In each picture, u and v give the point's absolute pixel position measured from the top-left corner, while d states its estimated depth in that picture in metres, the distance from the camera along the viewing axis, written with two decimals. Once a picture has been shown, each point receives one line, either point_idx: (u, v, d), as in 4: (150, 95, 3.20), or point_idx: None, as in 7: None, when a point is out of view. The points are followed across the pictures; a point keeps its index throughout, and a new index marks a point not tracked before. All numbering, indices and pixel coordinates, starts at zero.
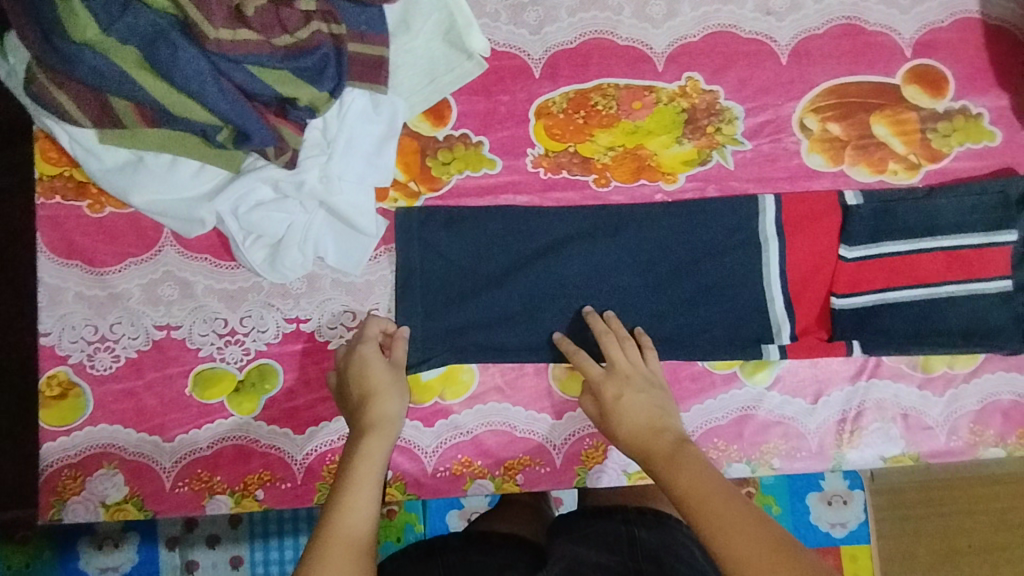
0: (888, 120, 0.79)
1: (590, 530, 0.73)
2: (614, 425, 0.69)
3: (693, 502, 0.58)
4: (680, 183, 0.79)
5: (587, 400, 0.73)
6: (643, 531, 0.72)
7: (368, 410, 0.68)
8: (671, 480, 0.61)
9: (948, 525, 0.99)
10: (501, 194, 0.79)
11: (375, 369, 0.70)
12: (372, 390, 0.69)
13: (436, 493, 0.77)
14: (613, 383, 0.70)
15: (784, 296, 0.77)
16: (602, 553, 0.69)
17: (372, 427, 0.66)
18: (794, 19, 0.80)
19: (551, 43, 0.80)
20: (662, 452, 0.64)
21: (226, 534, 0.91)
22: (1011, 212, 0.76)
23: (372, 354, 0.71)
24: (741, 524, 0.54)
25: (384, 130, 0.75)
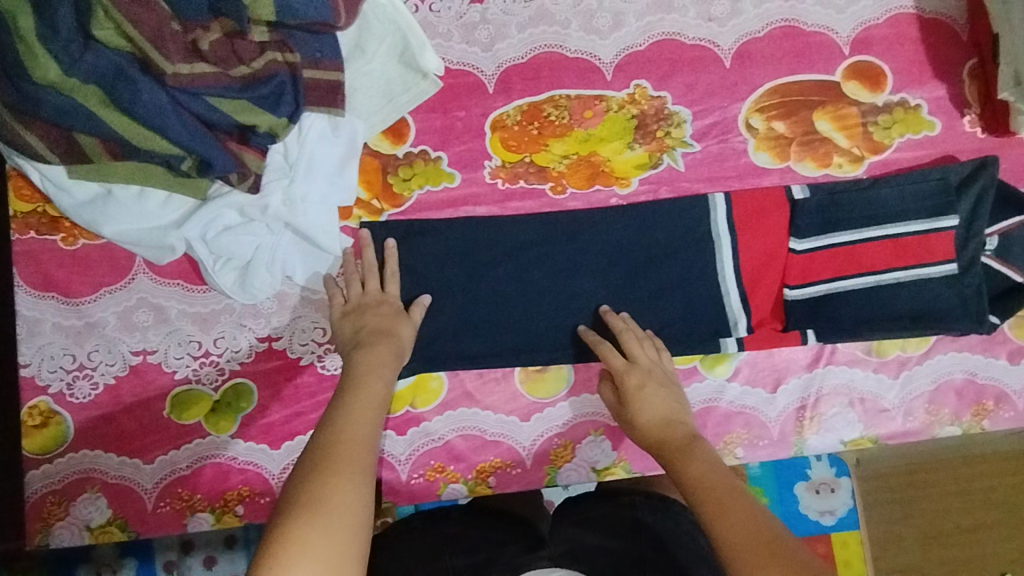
0: (830, 116, 0.82)
1: (595, 516, 0.78)
2: (631, 413, 0.72)
3: (704, 492, 0.61)
4: (634, 187, 0.82)
5: (607, 387, 0.76)
6: (648, 515, 0.77)
7: (375, 347, 0.71)
8: (684, 471, 0.64)
9: (935, 508, 1.01)
10: (461, 206, 0.81)
11: (398, 322, 0.75)
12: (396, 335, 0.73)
13: (412, 500, 0.80)
14: (635, 374, 0.73)
15: (739, 290, 0.80)
16: (604, 537, 0.76)
17: (371, 366, 0.68)
18: (735, 23, 0.83)
19: (503, 59, 0.83)
20: (676, 445, 0.68)
21: (223, 555, 0.91)
22: (952, 197, 0.78)
23: (397, 308, 0.76)
24: (750, 512, 0.57)
25: (344, 151, 0.78)
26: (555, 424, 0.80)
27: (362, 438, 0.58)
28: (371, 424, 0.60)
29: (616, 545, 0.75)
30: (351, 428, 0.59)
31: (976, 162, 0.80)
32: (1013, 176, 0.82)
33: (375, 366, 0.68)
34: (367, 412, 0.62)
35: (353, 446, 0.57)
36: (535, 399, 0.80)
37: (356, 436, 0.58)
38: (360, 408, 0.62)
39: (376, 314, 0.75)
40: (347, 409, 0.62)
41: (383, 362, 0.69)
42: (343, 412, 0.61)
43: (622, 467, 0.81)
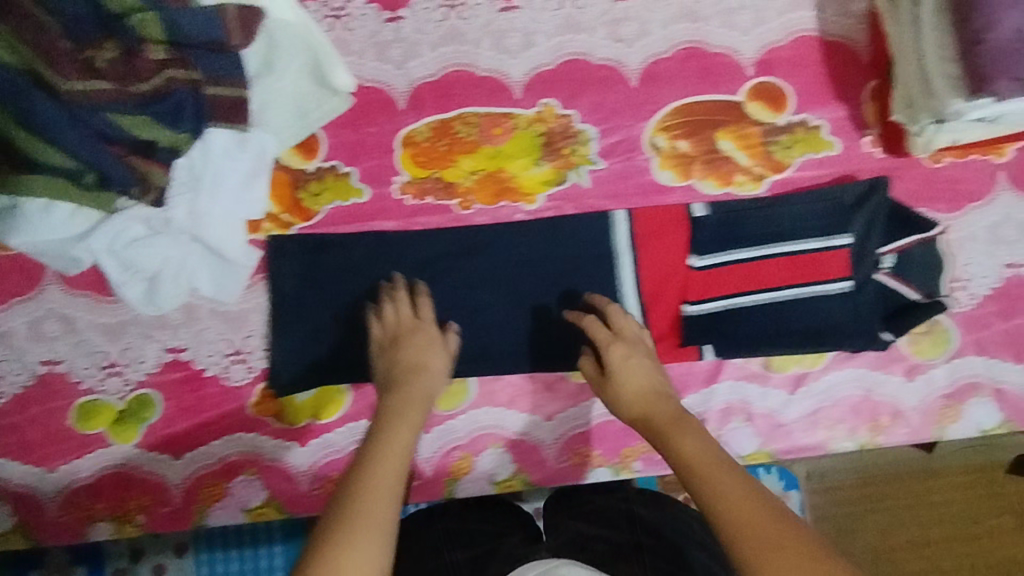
0: (732, 135, 0.84)
1: (591, 510, 0.76)
2: (616, 384, 0.71)
3: (703, 466, 0.58)
4: (540, 204, 0.84)
5: (588, 361, 0.76)
6: (642, 509, 0.75)
7: (415, 385, 0.72)
8: (677, 444, 0.62)
9: (887, 523, 1.02)
10: (369, 221, 0.83)
11: (432, 351, 0.75)
12: (428, 366, 0.74)
13: (312, 510, 0.80)
14: (621, 345, 0.73)
15: (639, 305, 0.81)
16: (599, 527, 0.73)
17: (412, 403, 0.70)
18: (642, 44, 0.85)
19: (414, 76, 0.84)
20: (665, 418, 0.66)
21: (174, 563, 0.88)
22: (844, 217, 0.81)
23: (433, 334, 0.76)
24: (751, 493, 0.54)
25: (250, 166, 0.80)
26: (457, 437, 0.82)
27: (382, 474, 0.60)
28: (397, 466, 0.61)
29: (614, 535, 0.72)
30: (376, 468, 0.61)
31: (869, 181, 0.81)
32: (912, 196, 0.83)
33: (403, 410, 0.69)
34: (397, 456, 0.62)
35: (376, 488, 0.58)
36: (436, 411, 0.81)
37: (383, 476, 0.60)
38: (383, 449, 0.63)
39: (411, 343, 0.75)
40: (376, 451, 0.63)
41: (418, 403, 0.70)
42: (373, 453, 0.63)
43: (521, 479, 0.83)
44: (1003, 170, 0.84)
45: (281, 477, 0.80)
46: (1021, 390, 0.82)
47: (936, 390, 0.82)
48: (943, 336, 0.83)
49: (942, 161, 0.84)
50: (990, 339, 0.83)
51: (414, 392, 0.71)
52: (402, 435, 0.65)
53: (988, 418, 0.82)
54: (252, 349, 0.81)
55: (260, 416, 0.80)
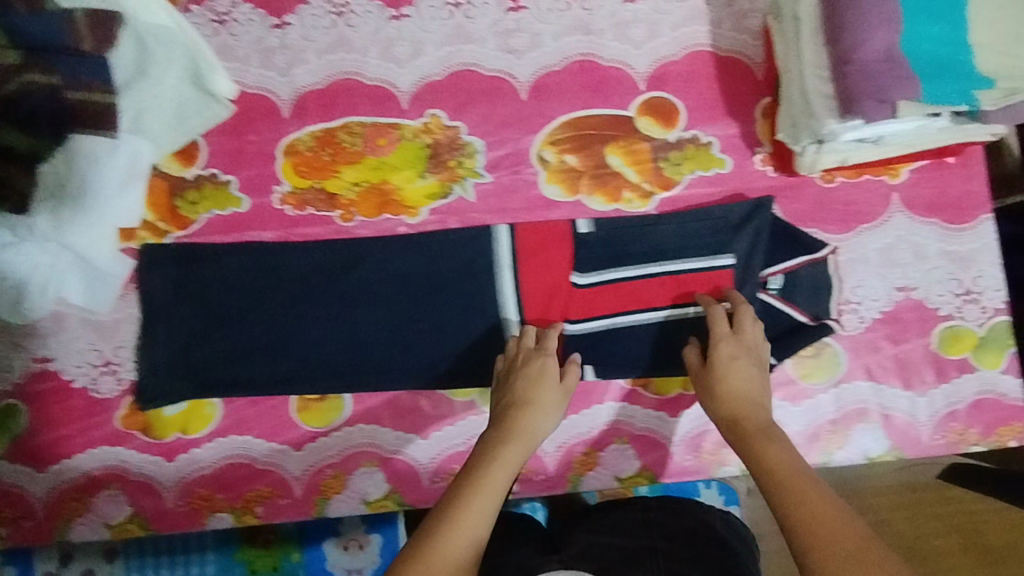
0: (622, 151, 0.82)
1: (604, 521, 0.86)
2: (721, 382, 0.70)
3: (787, 478, 0.60)
4: (423, 217, 0.82)
5: (694, 355, 0.75)
6: (664, 516, 0.85)
7: (515, 419, 0.70)
8: (763, 453, 0.63)
9: None
10: (247, 230, 0.81)
11: (546, 386, 0.73)
12: (534, 400, 0.72)
13: (174, 527, 0.80)
14: (727, 346, 0.72)
15: (521, 323, 0.80)
16: (616, 536, 0.82)
17: (521, 437, 0.68)
18: (533, 56, 0.83)
19: (299, 84, 0.82)
20: (752, 424, 0.66)
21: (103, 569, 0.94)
22: (729, 236, 0.80)
23: (547, 364, 0.74)
24: (829, 507, 0.56)
25: (124, 173, 0.77)
26: (328, 454, 0.80)
27: (489, 485, 0.62)
28: (505, 475, 0.64)
29: (628, 541, 0.81)
30: (480, 487, 0.62)
31: (754, 201, 0.80)
32: (802, 216, 0.82)
33: (535, 403, 0.71)
34: (502, 468, 0.65)
35: (480, 507, 0.60)
36: (309, 428, 0.80)
37: (491, 487, 0.62)
38: (496, 470, 0.64)
39: (526, 377, 0.73)
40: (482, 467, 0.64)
41: (514, 439, 0.68)
42: (480, 464, 0.65)
43: (393, 499, 0.80)
44: (898, 192, 0.82)
45: (146, 493, 0.79)
46: (909, 417, 0.81)
47: (823, 416, 0.81)
48: (831, 359, 0.81)
49: (835, 181, 0.82)
50: (879, 364, 0.81)
51: (518, 426, 0.69)
52: (518, 446, 0.67)
53: (873, 445, 0.80)
54: (123, 360, 0.80)
55: (127, 430, 0.79)
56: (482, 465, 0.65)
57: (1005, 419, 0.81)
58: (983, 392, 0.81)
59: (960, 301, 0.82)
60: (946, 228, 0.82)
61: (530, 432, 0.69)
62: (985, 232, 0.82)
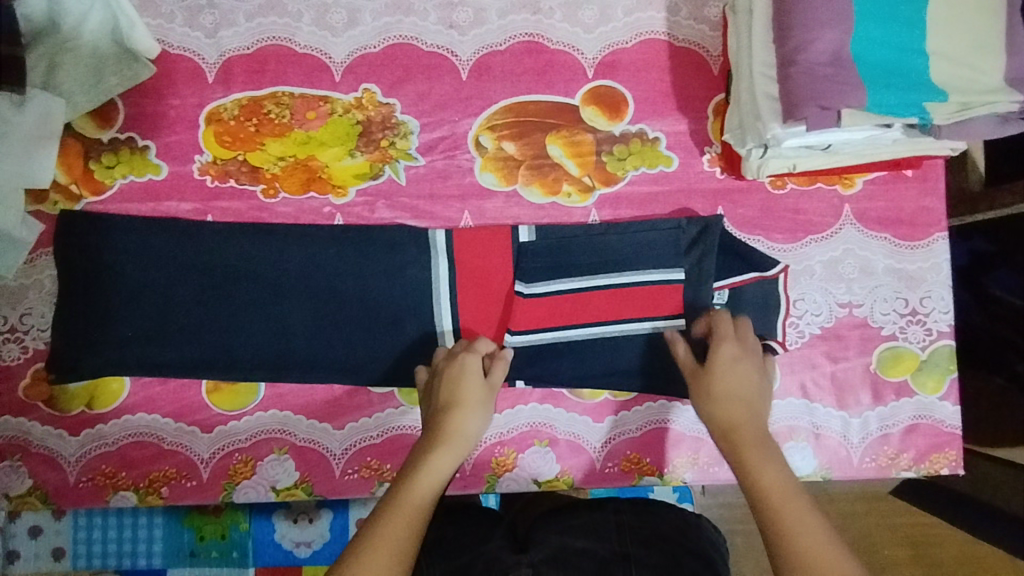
0: (563, 142, 0.78)
1: (575, 521, 0.76)
2: (713, 386, 0.68)
3: (775, 499, 0.60)
4: (350, 197, 0.78)
5: (685, 348, 0.71)
6: (631, 517, 0.76)
7: (447, 423, 0.67)
8: (756, 470, 0.63)
9: None
10: (164, 200, 0.77)
11: (470, 385, 0.70)
12: (462, 400, 0.69)
13: (76, 505, 0.75)
14: (727, 348, 0.69)
15: (457, 333, 0.76)
16: (588, 541, 0.73)
17: (446, 441, 0.66)
18: (476, 33, 0.79)
19: (225, 47, 0.78)
20: (745, 435, 0.65)
21: (49, 525, 0.93)
22: (679, 253, 0.75)
23: (471, 363, 0.70)
24: (815, 532, 0.57)
25: (33, 130, 0.74)
26: (238, 438, 0.76)
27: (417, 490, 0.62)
28: (430, 490, 0.62)
29: (599, 547, 0.72)
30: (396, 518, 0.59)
31: (703, 219, 0.76)
32: (747, 223, 0.78)
33: (467, 418, 0.68)
34: (428, 485, 0.62)
35: (394, 529, 0.58)
36: (217, 410, 0.76)
37: (411, 512, 0.60)
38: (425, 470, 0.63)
39: (448, 378, 0.70)
40: (410, 480, 0.62)
41: (445, 445, 0.66)
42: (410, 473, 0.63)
43: (303, 488, 0.76)
44: (849, 203, 0.78)
45: (47, 466, 0.75)
46: (841, 438, 0.77)
47: None
48: None
49: (785, 187, 0.78)
50: (814, 381, 0.77)
51: (444, 432, 0.67)
52: (448, 453, 0.65)
53: (804, 464, 0.76)
54: (28, 328, 0.76)
55: (29, 401, 0.75)
56: (408, 480, 0.62)
57: (939, 445, 0.77)
58: (920, 416, 0.78)
59: (904, 321, 0.78)
60: (897, 244, 0.78)
61: (460, 435, 0.67)
62: (936, 251, 0.79)
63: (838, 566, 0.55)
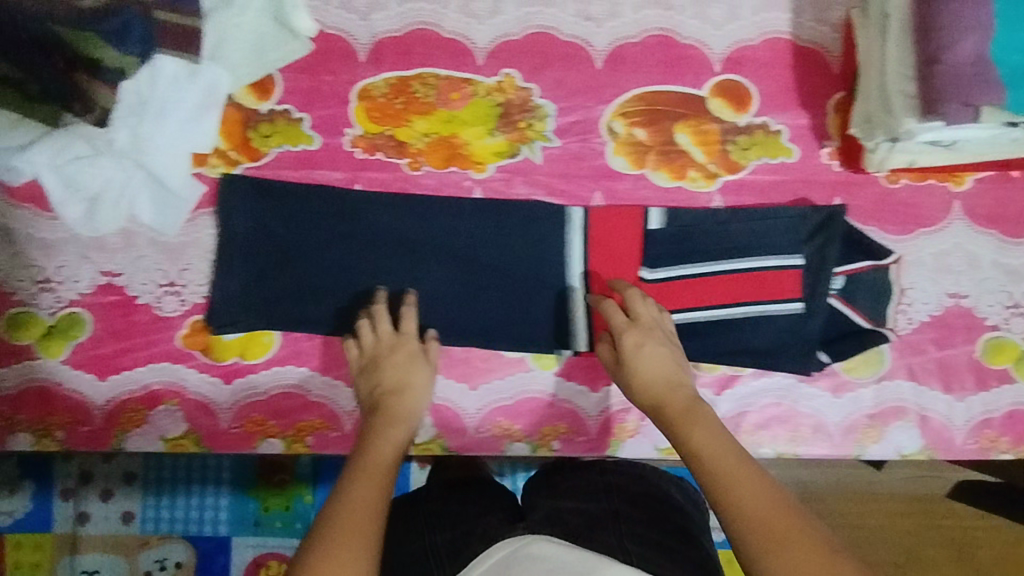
0: (691, 130, 0.83)
1: (567, 483, 0.79)
2: (632, 376, 0.72)
3: (710, 462, 0.61)
4: (490, 173, 0.83)
5: (605, 347, 0.76)
6: (621, 479, 0.80)
7: (397, 404, 0.72)
8: (688, 438, 0.64)
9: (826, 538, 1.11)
10: (316, 168, 0.83)
11: (418, 368, 0.76)
12: (411, 384, 0.74)
13: (228, 447, 0.81)
14: (632, 334, 0.73)
15: (586, 305, 0.81)
16: (580, 501, 0.75)
17: (399, 420, 0.71)
18: (612, 25, 0.84)
19: (377, 29, 0.83)
20: (675, 408, 0.68)
21: (117, 492, 1.04)
22: (799, 241, 0.80)
23: (414, 350, 0.76)
24: (752, 488, 0.58)
25: (200, 99, 0.79)
26: None
27: (371, 454, 0.66)
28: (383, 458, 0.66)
29: (591, 505, 0.74)
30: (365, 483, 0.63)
31: (828, 209, 0.80)
32: (862, 214, 0.83)
33: (410, 409, 0.72)
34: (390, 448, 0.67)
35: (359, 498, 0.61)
36: None
37: (377, 472, 0.64)
38: (379, 443, 0.68)
39: (393, 364, 0.75)
40: (362, 457, 0.66)
41: (400, 420, 0.70)
42: (359, 453, 0.67)
43: (438, 444, 0.82)
44: (959, 199, 0.83)
45: (202, 412, 0.81)
46: (945, 419, 0.82)
47: (861, 410, 0.83)
48: (875, 355, 0.83)
49: (898, 182, 0.83)
50: (920, 365, 0.83)
51: (393, 408, 0.72)
52: (401, 428, 0.70)
53: (908, 443, 0.83)
54: (187, 282, 0.81)
55: (187, 349, 0.81)
56: (357, 457, 0.66)
57: None
58: (1019, 403, 0.82)
59: (1008, 313, 0.83)
60: (1003, 240, 0.83)
61: (412, 414, 0.72)
62: None
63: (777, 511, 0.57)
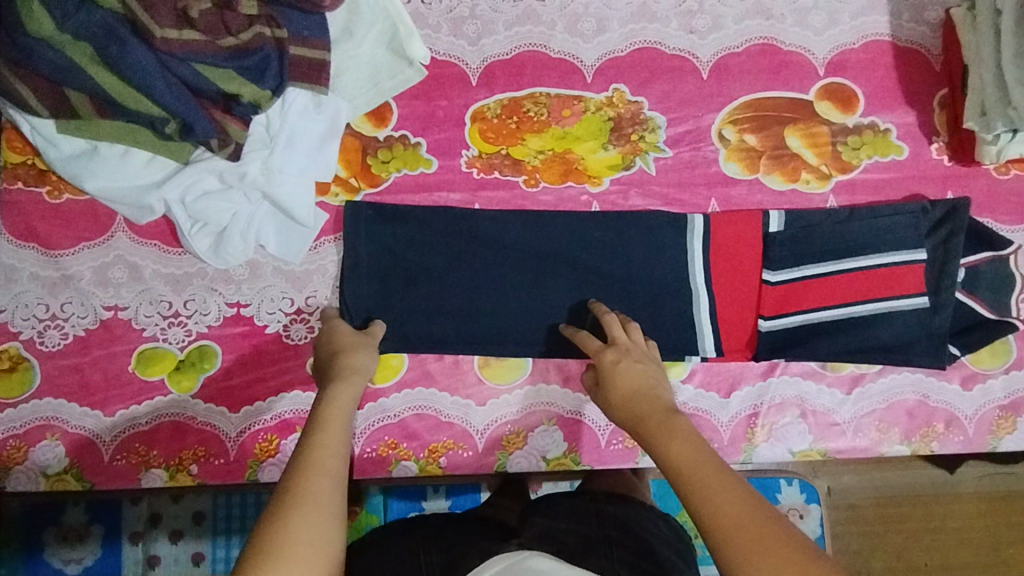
0: (801, 133, 0.84)
1: (560, 506, 0.76)
2: (609, 390, 0.70)
3: (693, 473, 0.58)
4: (605, 186, 0.84)
5: (588, 373, 0.74)
6: (613, 505, 0.76)
7: (344, 361, 0.72)
8: (667, 448, 0.61)
9: (906, 544, 1.09)
10: (435, 191, 0.84)
11: (345, 331, 0.76)
12: (345, 346, 0.74)
13: (361, 473, 0.80)
14: (611, 353, 0.72)
15: (711, 311, 0.81)
16: (571, 523, 0.72)
17: (346, 374, 0.69)
18: (715, 37, 0.86)
19: (488, 54, 0.86)
20: (653, 419, 0.64)
21: (190, 531, 0.94)
22: (921, 235, 0.81)
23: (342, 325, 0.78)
24: (735, 494, 0.55)
25: (325, 128, 0.80)
26: (509, 411, 0.82)
27: (331, 420, 0.63)
28: (341, 433, 0.62)
29: (583, 528, 0.71)
30: (325, 454, 0.59)
31: (951, 202, 0.81)
32: (977, 206, 0.83)
33: (345, 383, 0.68)
34: (342, 423, 0.63)
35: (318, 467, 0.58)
36: (492, 384, 0.82)
37: (333, 447, 0.60)
38: (336, 412, 0.64)
39: (327, 336, 0.76)
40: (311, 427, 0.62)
41: (345, 376, 0.69)
42: (319, 421, 0.63)
43: (571, 459, 0.82)
44: None
45: None
46: None
47: (993, 401, 0.82)
48: (1001, 345, 0.83)
49: (1009, 173, 0.84)
50: None
51: (340, 367, 0.71)
52: (349, 383, 0.68)
53: None
54: (314, 309, 0.82)
55: None
56: (307, 432, 0.62)
57: None
58: None
59: None
60: None
61: (355, 368, 0.71)
62: None
63: (760, 518, 0.53)
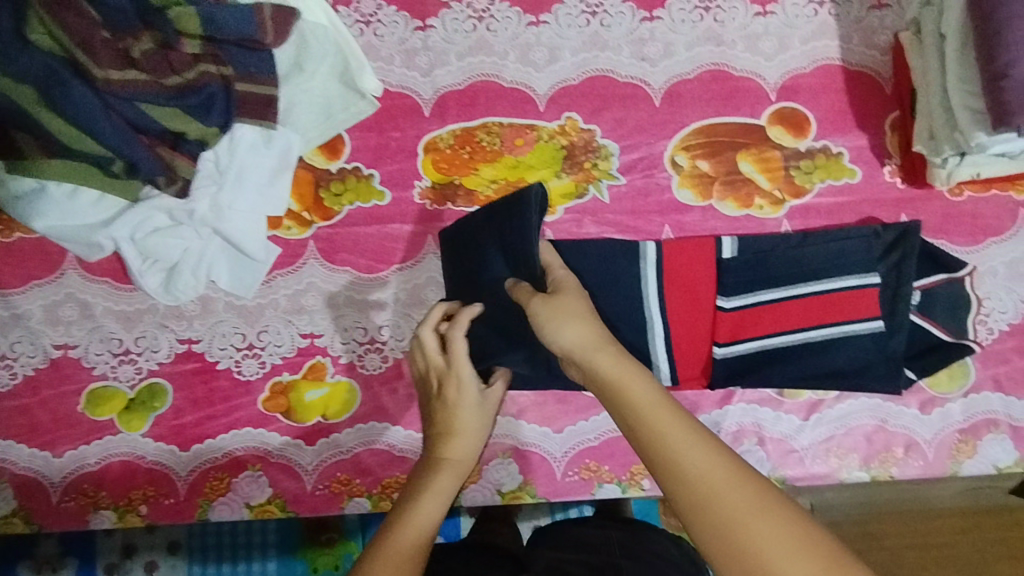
0: (753, 158, 0.84)
1: (569, 538, 0.73)
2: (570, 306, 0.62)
3: (652, 419, 0.51)
4: (559, 215, 0.84)
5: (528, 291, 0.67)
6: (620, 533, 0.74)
7: (448, 448, 0.66)
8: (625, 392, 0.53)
9: (887, 561, 1.07)
10: (389, 223, 0.83)
11: (465, 406, 0.68)
12: (457, 427, 0.67)
13: (314, 510, 0.80)
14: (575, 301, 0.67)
15: (666, 335, 0.79)
16: (578, 554, 0.69)
17: (443, 467, 0.65)
18: (666, 64, 0.86)
19: (440, 84, 0.86)
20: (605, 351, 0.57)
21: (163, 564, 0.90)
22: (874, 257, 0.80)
23: (472, 392, 0.69)
24: (701, 448, 0.50)
25: (275, 163, 0.79)
26: None
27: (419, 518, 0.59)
28: (416, 534, 0.57)
29: (591, 557, 0.68)
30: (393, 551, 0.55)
31: (902, 226, 0.81)
32: (931, 229, 0.83)
33: (439, 474, 0.64)
34: (420, 522, 0.59)
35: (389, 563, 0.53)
36: None
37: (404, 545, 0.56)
38: (426, 504, 0.61)
39: (447, 397, 0.69)
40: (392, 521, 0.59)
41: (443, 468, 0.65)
42: (401, 515, 0.59)
43: (527, 491, 0.81)
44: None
45: (287, 475, 0.80)
46: None
47: (951, 425, 0.82)
48: (960, 369, 0.82)
49: (962, 194, 0.84)
50: (1007, 375, 0.82)
51: (444, 453, 0.66)
52: (449, 478, 0.64)
53: (1002, 457, 0.81)
54: (266, 344, 0.81)
55: (269, 413, 0.80)
56: (388, 526, 0.58)
57: None
58: None
59: None
60: None
61: (459, 460, 0.66)
62: None
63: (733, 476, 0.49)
